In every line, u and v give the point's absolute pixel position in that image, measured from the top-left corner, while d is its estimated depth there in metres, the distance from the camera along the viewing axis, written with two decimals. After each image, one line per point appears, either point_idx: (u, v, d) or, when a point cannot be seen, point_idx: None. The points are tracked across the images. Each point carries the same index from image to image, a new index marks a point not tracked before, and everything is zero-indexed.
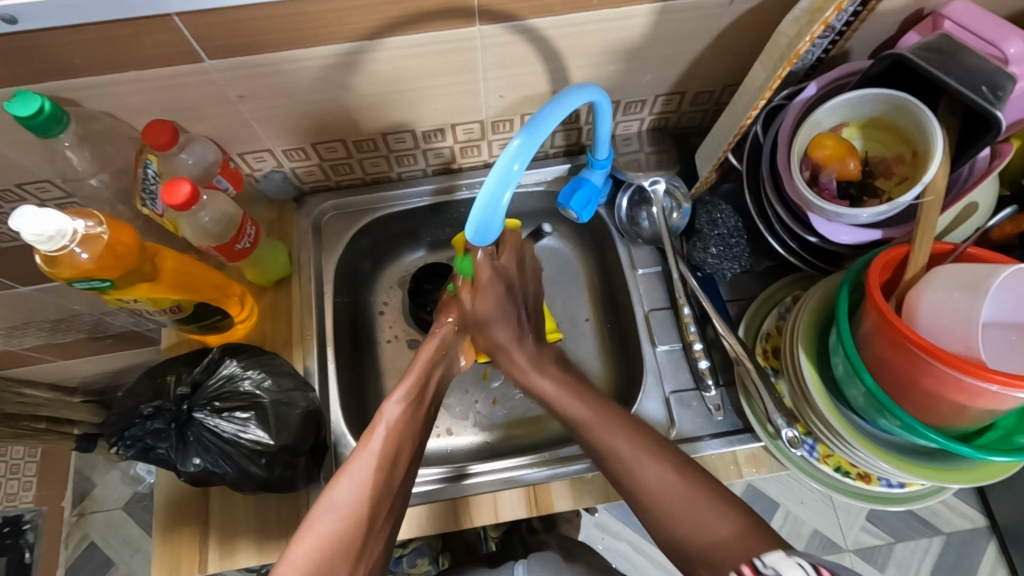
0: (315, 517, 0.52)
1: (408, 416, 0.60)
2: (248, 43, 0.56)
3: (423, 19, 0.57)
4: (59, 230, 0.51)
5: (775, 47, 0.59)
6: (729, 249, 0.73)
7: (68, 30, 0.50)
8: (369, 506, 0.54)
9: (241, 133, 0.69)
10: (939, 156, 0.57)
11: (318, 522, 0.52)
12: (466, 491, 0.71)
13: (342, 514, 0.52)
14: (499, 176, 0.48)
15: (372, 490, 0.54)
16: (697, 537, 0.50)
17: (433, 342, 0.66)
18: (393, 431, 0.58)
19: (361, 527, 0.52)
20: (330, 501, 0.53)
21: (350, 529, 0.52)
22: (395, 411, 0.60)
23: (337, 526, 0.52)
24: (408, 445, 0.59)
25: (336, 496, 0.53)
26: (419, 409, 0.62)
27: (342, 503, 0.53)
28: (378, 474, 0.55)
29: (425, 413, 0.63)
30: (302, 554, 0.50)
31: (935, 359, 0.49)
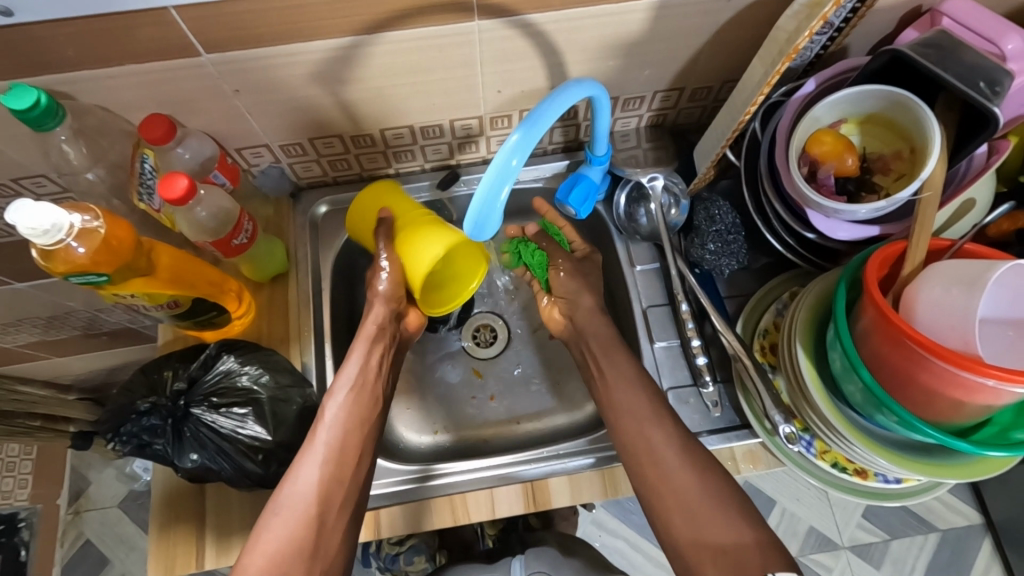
0: (266, 523, 0.56)
1: (349, 410, 0.63)
2: (246, 37, 0.56)
3: (421, 13, 0.57)
4: (54, 224, 0.50)
5: (774, 42, 0.59)
6: (726, 246, 0.73)
7: (64, 22, 0.50)
8: (320, 505, 0.57)
9: (237, 128, 0.68)
10: (936, 152, 0.57)
11: (272, 525, 0.56)
12: (452, 488, 0.71)
13: (291, 517, 0.56)
14: (497, 170, 0.48)
15: (320, 490, 0.58)
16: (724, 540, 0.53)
17: (370, 331, 0.68)
18: (339, 427, 0.62)
19: (312, 528, 0.56)
20: (279, 506, 0.57)
21: (302, 527, 0.56)
22: (336, 407, 0.63)
23: (289, 529, 0.56)
24: (358, 439, 0.62)
25: (286, 500, 0.57)
26: (360, 400, 0.64)
27: (292, 507, 0.57)
28: (327, 472, 0.59)
29: (375, 403, 0.66)
30: (258, 558, 0.54)
31: (932, 355, 0.49)
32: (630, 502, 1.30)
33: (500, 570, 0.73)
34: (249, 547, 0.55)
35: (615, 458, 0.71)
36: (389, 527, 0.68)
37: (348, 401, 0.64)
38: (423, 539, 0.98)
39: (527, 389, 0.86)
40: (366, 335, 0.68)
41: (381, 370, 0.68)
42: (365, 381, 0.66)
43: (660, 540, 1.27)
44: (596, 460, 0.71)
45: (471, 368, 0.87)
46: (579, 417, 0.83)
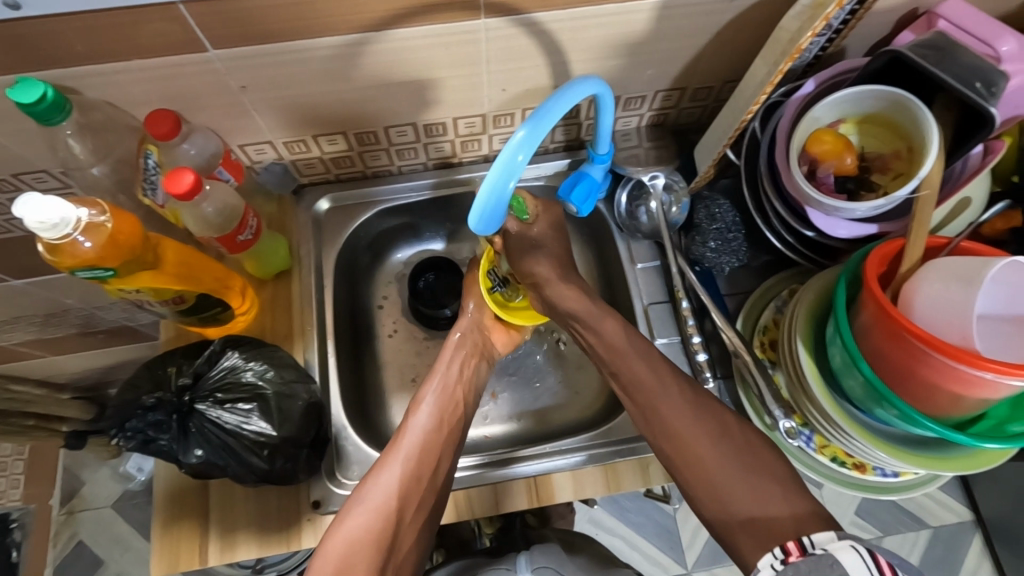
0: (350, 512, 0.56)
1: (438, 419, 0.65)
2: (253, 33, 0.56)
3: (428, 11, 0.58)
4: (63, 218, 0.50)
5: (777, 42, 0.60)
6: (727, 244, 0.74)
7: (73, 16, 0.50)
8: (400, 502, 0.58)
9: (242, 125, 0.68)
10: (934, 151, 0.58)
11: (353, 515, 0.56)
12: (517, 472, 0.71)
13: (375, 508, 0.56)
14: (505, 166, 0.49)
15: (402, 487, 0.58)
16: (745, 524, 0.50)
17: (459, 343, 0.72)
18: (425, 432, 0.63)
19: (391, 522, 0.57)
20: (365, 497, 0.57)
21: (383, 519, 0.56)
22: (425, 413, 0.65)
23: (370, 519, 0.56)
24: (442, 445, 0.63)
25: (372, 492, 0.58)
26: (448, 411, 0.66)
27: (376, 499, 0.57)
28: (410, 473, 0.60)
29: (457, 412, 0.68)
30: (336, 547, 0.54)
31: (931, 349, 0.50)
32: (627, 500, 1.31)
33: (505, 564, 0.72)
34: (328, 537, 0.55)
35: (617, 454, 0.71)
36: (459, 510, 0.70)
37: (434, 409, 0.66)
38: None
39: (529, 386, 0.86)
40: (463, 347, 0.72)
41: (466, 382, 0.71)
42: (448, 389, 0.68)
43: (656, 537, 1.28)
44: (599, 455, 0.72)
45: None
46: (581, 414, 0.84)
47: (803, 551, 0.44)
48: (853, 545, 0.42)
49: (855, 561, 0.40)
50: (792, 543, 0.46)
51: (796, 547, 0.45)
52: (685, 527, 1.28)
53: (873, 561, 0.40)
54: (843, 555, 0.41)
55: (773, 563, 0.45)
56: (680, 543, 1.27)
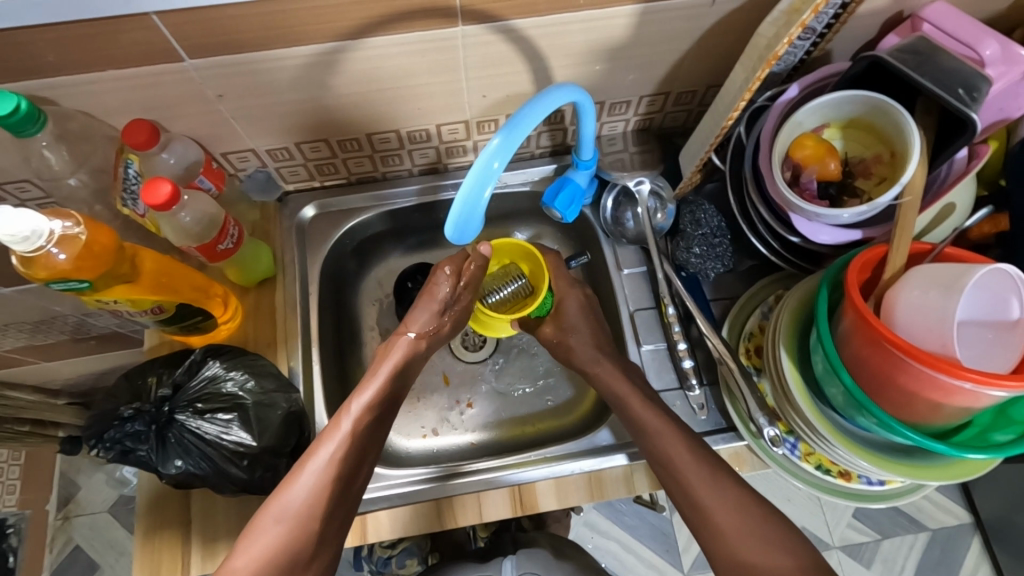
0: (265, 523, 0.55)
1: (366, 426, 0.62)
2: (228, 42, 0.56)
3: (405, 19, 0.57)
4: (34, 230, 0.50)
5: (756, 48, 0.59)
6: (712, 249, 0.74)
7: (43, 28, 0.50)
8: (319, 516, 0.56)
9: (223, 133, 0.68)
10: (916, 156, 0.57)
11: (268, 528, 0.55)
12: (456, 490, 0.70)
13: (290, 522, 0.55)
14: (478, 175, 0.49)
15: (323, 499, 0.56)
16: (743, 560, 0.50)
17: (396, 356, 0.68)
18: (350, 441, 0.60)
19: (310, 535, 0.55)
20: (281, 507, 0.56)
21: (301, 532, 0.55)
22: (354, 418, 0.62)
23: (284, 533, 0.55)
24: (366, 453, 0.62)
25: (287, 504, 0.56)
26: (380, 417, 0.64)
27: (291, 510, 0.56)
28: (332, 484, 0.57)
29: (385, 421, 0.65)
30: (246, 561, 0.53)
31: (910, 358, 0.50)
32: (622, 503, 1.30)
33: (492, 569, 0.76)
34: (240, 546, 0.54)
35: (602, 462, 0.71)
36: (386, 529, 0.69)
37: (360, 416, 0.62)
38: (415, 542, 1.00)
39: (516, 394, 0.86)
40: (394, 357, 0.68)
41: (397, 392, 0.67)
42: (381, 395, 0.65)
43: (651, 541, 1.27)
44: (584, 462, 0.71)
45: (439, 374, 0.87)
46: (568, 421, 0.84)
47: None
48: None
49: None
50: None
51: None
52: (681, 531, 1.28)
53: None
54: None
55: None
56: (676, 547, 1.27)
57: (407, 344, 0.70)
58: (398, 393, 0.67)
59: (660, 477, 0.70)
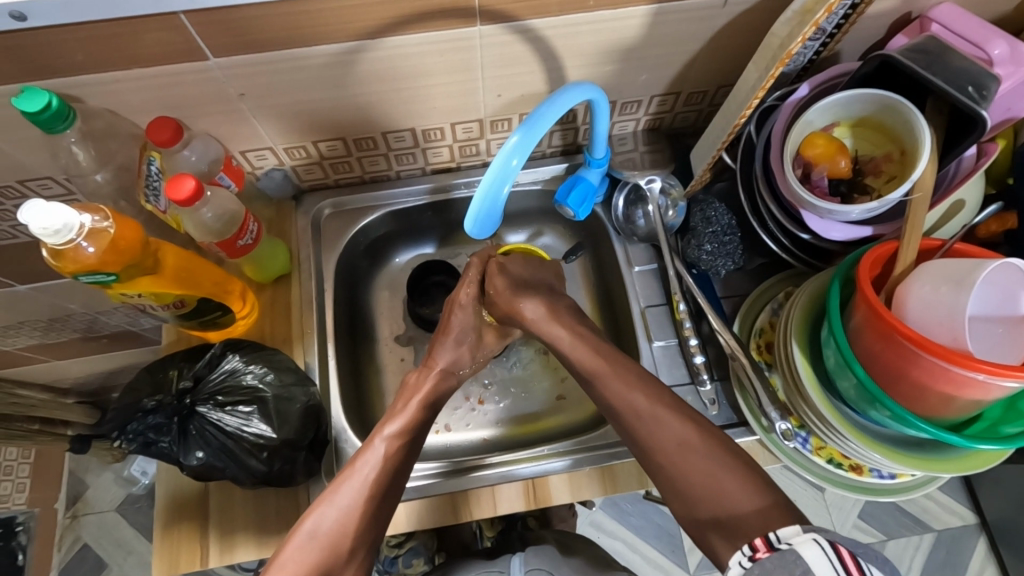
0: (296, 543, 0.54)
1: (399, 451, 0.62)
2: (251, 41, 0.57)
3: (424, 19, 0.58)
4: (65, 224, 0.51)
5: (768, 48, 0.60)
6: (722, 246, 0.74)
7: (75, 27, 0.51)
8: (350, 535, 0.55)
9: (242, 131, 0.69)
10: (926, 154, 0.58)
11: (299, 546, 0.54)
12: (473, 483, 0.71)
13: (324, 541, 0.54)
14: (499, 171, 0.50)
15: (355, 519, 0.56)
16: (730, 518, 0.50)
17: (425, 388, 0.69)
18: (385, 463, 0.60)
19: (341, 553, 0.54)
20: (313, 526, 0.55)
21: (331, 550, 0.54)
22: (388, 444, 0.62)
23: (315, 551, 0.54)
24: (399, 475, 0.61)
25: (319, 522, 0.55)
26: (410, 447, 0.63)
27: (324, 529, 0.55)
28: (365, 505, 0.57)
29: (417, 446, 0.64)
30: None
31: (924, 351, 0.51)
32: (629, 503, 1.31)
33: (499, 566, 0.75)
34: (271, 566, 0.53)
35: (613, 457, 0.72)
36: (400, 523, 0.69)
37: (393, 441, 0.62)
38: (422, 541, 1.00)
39: (526, 391, 0.87)
40: (424, 388, 0.69)
41: (427, 418, 0.67)
42: (415, 425, 0.65)
43: (657, 541, 1.28)
44: (599, 456, 0.72)
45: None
46: (577, 417, 0.85)
47: (770, 547, 0.45)
48: (816, 538, 0.43)
49: (816, 551, 0.41)
50: (759, 537, 0.47)
51: (763, 543, 0.45)
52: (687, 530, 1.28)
53: (832, 549, 0.41)
54: (806, 548, 0.42)
55: (741, 560, 0.46)
56: (682, 547, 1.27)
57: (436, 378, 0.71)
58: (425, 425, 0.67)
59: None
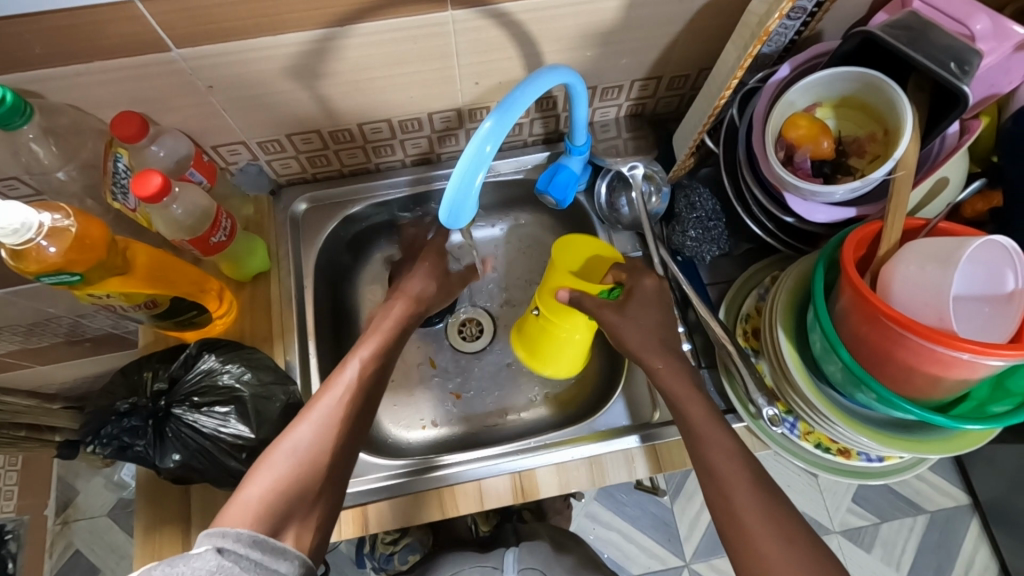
0: (274, 458, 0.53)
1: (370, 373, 0.62)
2: (214, 31, 0.55)
3: (393, 4, 0.57)
4: (24, 222, 0.50)
5: (746, 26, 0.59)
6: (707, 232, 0.73)
7: (27, 19, 0.49)
8: (329, 452, 0.55)
9: (213, 125, 0.68)
10: (909, 132, 0.57)
11: (277, 461, 0.53)
12: (448, 480, 0.70)
13: (302, 458, 0.53)
14: (472, 159, 0.48)
15: (332, 440, 0.56)
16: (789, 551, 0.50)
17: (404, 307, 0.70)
18: (356, 384, 0.60)
19: (320, 472, 0.54)
20: (293, 444, 0.54)
21: (311, 467, 0.53)
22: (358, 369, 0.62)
23: (294, 467, 0.53)
24: (371, 398, 0.61)
25: (298, 441, 0.54)
26: (382, 373, 0.64)
27: (304, 446, 0.54)
28: (340, 423, 0.57)
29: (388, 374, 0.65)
30: (259, 490, 0.50)
31: (908, 332, 0.50)
32: (624, 494, 1.30)
33: (493, 561, 0.74)
34: (249, 480, 0.52)
35: (602, 448, 0.71)
36: (385, 521, 0.68)
37: (365, 369, 0.62)
38: (416, 537, 1.00)
39: (516, 381, 0.86)
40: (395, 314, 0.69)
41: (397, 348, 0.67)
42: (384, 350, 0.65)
43: (652, 531, 1.28)
44: (585, 449, 0.71)
45: (427, 359, 0.87)
46: (565, 409, 0.84)
47: None
48: None
49: None
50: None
51: None
52: (683, 519, 1.28)
53: None
54: None
55: None
56: (678, 536, 1.27)
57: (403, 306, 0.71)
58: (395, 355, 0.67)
59: (661, 462, 0.70)
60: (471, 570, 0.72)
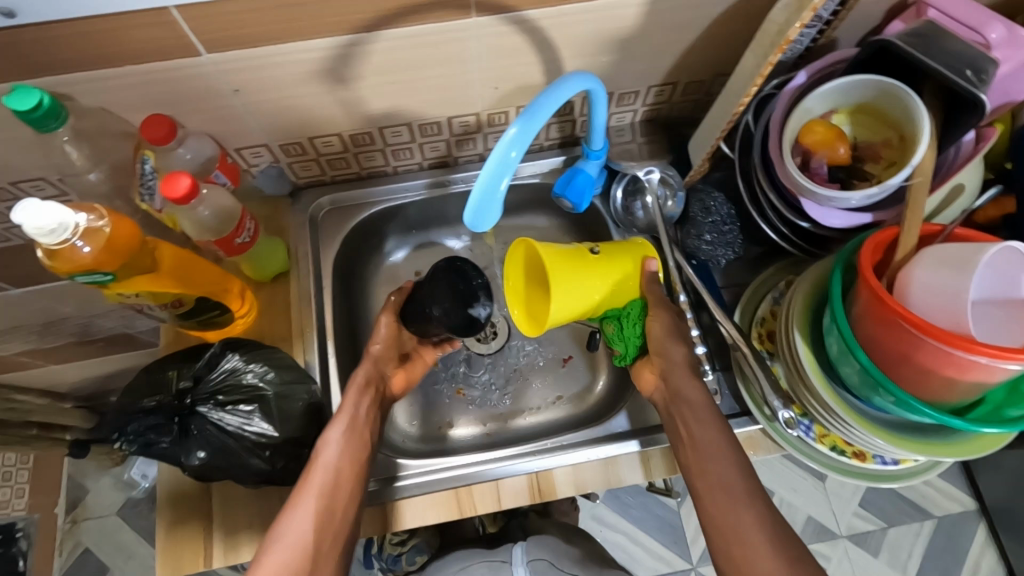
0: (268, 551, 0.55)
1: (347, 450, 0.62)
2: (243, 36, 0.56)
3: (419, 10, 0.58)
4: (60, 223, 0.51)
5: (765, 34, 0.60)
6: (721, 236, 0.77)
7: (64, 23, 0.50)
8: (319, 537, 0.57)
9: (237, 128, 0.69)
10: (926, 138, 0.58)
11: (270, 555, 0.55)
12: (459, 481, 0.71)
13: (293, 550, 0.55)
14: (497, 164, 0.49)
15: (319, 526, 0.57)
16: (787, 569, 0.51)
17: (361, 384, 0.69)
18: (334, 466, 0.61)
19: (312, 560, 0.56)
20: (280, 537, 0.56)
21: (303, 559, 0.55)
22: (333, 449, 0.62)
23: (290, 561, 0.55)
24: (351, 475, 0.62)
25: (287, 534, 0.56)
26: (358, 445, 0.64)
27: (293, 539, 0.56)
28: (325, 506, 0.58)
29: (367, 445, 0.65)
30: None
31: (926, 335, 0.50)
32: (631, 497, 1.31)
33: (501, 556, 0.74)
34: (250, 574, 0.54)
35: (617, 449, 0.72)
36: (401, 521, 0.69)
37: (344, 447, 0.63)
38: (424, 538, 1.01)
39: (530, 383, 0.87)
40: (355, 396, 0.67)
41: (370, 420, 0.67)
42: (356, 426, 0.65)
43: (659, 533, 1.28)
44: (600, 450, 0.72)
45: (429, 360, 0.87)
46: (579, 411, 0.85)
47: None
48: None
49: None
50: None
51: None
52: (688, 523, 1.28)
53: None
54: None
55: None
56: (684, 539, 1.27)
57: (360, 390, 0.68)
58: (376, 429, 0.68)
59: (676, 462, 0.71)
60: (480, 564, 0.73)
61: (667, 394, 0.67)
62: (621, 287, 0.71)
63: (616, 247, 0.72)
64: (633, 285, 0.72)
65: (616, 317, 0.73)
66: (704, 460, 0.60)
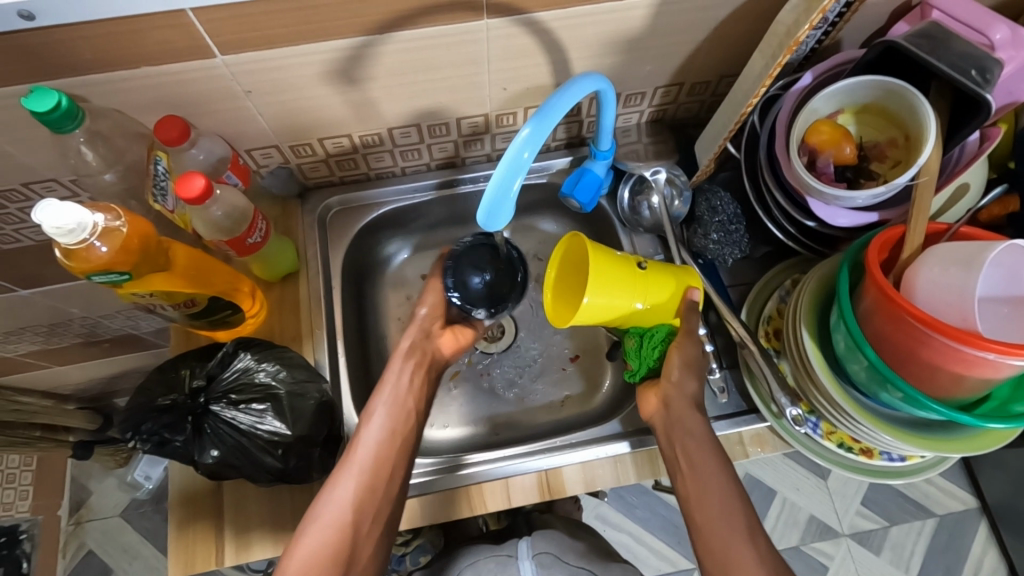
0: (311, 527, 0.57)
1: (387, 433, 0.65)
2: (257, 38, 0.57)
3: (430, 12, 0.58)
4: (79, 223, 0.51)
5: (774, 35, 0.61)
6: (729, 235, 0.75)
7: (82, 26, 0.51)
8: (358, 515, 0.59)
9: (248, 129, 0.69)
10: (932, 137, 0.59)
11: (310, 533, 0.57)
12: (466, 479, 0.71)
13: (332, 527, 0.57)
14: (510, 164, 0.50)
15: (358, 505, 0.59)
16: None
17: (414, 358, 0.72)
18: (378, 447, 0.63)
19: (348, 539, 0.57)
20: (321, 513, 0.58)
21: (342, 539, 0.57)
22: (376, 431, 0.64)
23: (330, 539, 0.57)
24: (395, 458, 0.63)
25: (330, 513, 0.58)
26: (400, 428, 0.66)
27: (333, 515, 0.58)
28: (367, 486, 0.60)
29: (411, 430, 0.67)
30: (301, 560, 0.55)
31: (933, 331, 0.51)
32: (634, 496, 1.32)
33: (507, 551, 0.74)
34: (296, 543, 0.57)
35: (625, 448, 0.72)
36: (413, 518, 0.70)
37: (385, 432, 0.65)
38: (428, 538, 1.01)
39: (537, 382, 0.87)
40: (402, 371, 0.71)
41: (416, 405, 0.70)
42: (398, 400, 0.68)
43: (662, 532, 1.29)
44: (609, 448, 0.72)
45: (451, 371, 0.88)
46: (585, 409, 0.85)
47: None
48: None
49: None
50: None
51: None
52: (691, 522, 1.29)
53: None
54: None
55: None
56: (687, 538, 1.28)
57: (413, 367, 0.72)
58: (422, 402, 0.71)
59: None
60: (486, 561, 0.73)
61: (668, 418, 0.66)
62: (659, 307, 0.70)
63: (661, 266, 0.70)
64: (670, 311, 0.71)
65: (640, 334, 0.72)
66: (704, 481, 0.60)
